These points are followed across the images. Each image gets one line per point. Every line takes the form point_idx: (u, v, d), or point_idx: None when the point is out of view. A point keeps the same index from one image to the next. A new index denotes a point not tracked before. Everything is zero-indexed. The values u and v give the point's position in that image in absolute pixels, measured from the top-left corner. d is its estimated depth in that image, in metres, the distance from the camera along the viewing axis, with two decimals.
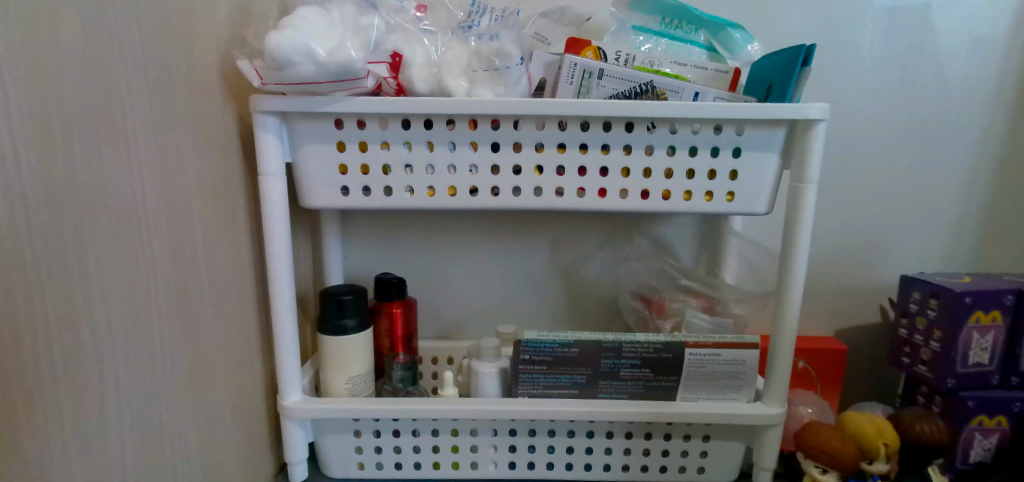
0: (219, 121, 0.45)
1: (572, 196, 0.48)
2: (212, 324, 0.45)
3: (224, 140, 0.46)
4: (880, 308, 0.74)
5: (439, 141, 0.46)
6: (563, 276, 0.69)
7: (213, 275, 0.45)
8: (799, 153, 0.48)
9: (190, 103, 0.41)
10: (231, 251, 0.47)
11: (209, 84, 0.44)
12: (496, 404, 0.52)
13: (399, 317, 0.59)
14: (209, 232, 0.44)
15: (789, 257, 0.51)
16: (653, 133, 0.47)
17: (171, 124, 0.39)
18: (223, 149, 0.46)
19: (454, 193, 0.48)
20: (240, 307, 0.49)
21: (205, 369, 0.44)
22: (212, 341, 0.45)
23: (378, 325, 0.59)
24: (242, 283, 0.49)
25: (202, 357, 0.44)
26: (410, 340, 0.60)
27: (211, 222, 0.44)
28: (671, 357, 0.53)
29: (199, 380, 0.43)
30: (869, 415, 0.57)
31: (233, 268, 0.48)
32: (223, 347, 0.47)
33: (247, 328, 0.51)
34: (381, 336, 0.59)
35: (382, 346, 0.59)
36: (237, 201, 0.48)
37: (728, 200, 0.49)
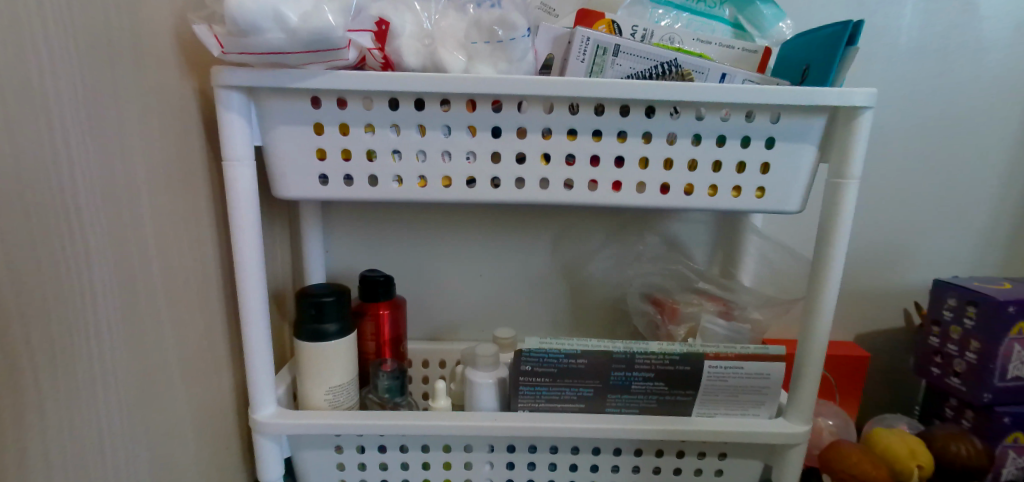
0: (173, 98, 0.39)
1: (582, 190, 0.43)
2: (168, 332, 0.39)
3: (179, 119, 0.40)
4: (904, 312, 0.69)
5: (432, 124, 0.40)
6: (567, 275, 0.63)
7: (168, 276, 0.39)
8: (840, 146, 0.43)
9: (135, 77, 0.35)
10: (189, 248, 0.42)
11: (160, 54, 0.38)
12: (492, 421, 0.47)
13: (387, 321, 0.53)
14: (162, 227, 0.38)
15: (823, 262, 0.45)
16: (677, 119, 0.41)
17: (108, 101, 0.33)
18: (177, 129, 0.40)
19: (449, 185, 0.42)
20: (202, 311, 0.44)
21: (161, 383, 0.39)
22: (170, 351, 0.40)
23: (364, 330, 0.53)
24: (204, 284, 0.44)
25: (157, 369, 0.38)
26: (399, 348, 0.55)
27: (165, 216, 0.39)
28: (688, 370, 0.48)
29: (152, 396, 0.38)
30: (900, 432, 0.52)
31: (192, 267, 0.42)
32: (182, 357, 0.41)
33: (212, 334, 0.45)
34: (367, 341, 0.53)
35: (369, 353, 0.53)
36: (197, 190, 0.42)
37: (758, 197, 0.44)
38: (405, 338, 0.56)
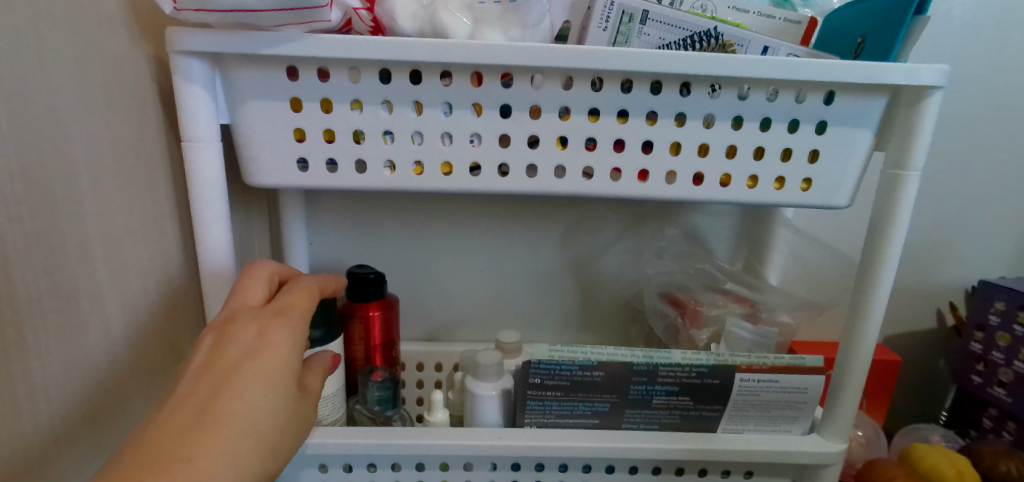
0: (111, 66, 0.33)
1: (604, 180, 0.37)
2: (111, 340, 0.34)
3: (119, 90, 0.34)
4: (937, 313, 0.64)
5: (430, 100, 0.34)
6: (577, 270, 0.58)
7: (111, 275, 0.34)
8: (901, 132, 0.37)
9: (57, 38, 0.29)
10: (136, 242, 0.36)
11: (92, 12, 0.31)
12: (495, 438, 0.42)
13: (375, 324, 0.47)
14: (104, 218, 0.33)
15: (873, 264, 0.40)
16: (716, 98, 0.36)
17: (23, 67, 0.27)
18: (117, 103, 0.33)
19: (449, 172, 0.36)
20: (152, 314, 0.38)
21: (101, 396, 0.34)
22: (114, 360, 0.35)
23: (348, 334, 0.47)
24: (153, 283, 0.38)
25: (96, 381, 0.33)
26: (390, 354, 0.49)
27: (107, 205, 0.33)
28: (717, 384, 0.42)
29: (90, 413, 0.33)
30: (944, 451, 0.48)
31: (140, 263, 0.36)
32: (128, 366, 0.36)
33: (162, 340, 0.40)
34: (353, 346, 0.48)
35: (355, 360, 0.48)
36: (143, 176, 0.36)
37: (803, 190, 0.38)
38: (397, 343, 0.50)
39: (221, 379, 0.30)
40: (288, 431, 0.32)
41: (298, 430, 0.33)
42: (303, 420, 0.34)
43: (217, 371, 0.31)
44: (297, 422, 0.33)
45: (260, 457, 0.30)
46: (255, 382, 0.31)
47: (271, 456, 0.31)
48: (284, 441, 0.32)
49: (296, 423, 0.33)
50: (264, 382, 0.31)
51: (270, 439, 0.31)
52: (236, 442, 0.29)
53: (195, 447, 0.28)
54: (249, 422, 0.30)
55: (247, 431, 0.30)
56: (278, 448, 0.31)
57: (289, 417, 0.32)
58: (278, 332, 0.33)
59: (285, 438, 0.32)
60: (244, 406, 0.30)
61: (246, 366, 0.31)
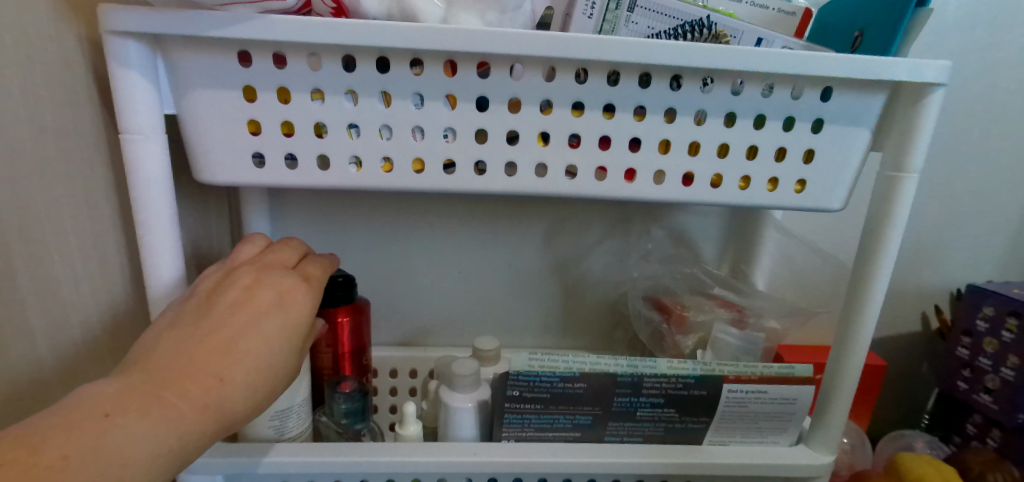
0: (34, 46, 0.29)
1: (588, 179, 0.34)
2: (35, 349, 0.31)
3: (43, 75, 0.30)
4: (922, 316, 0.63)
5: (399, 91, 0.31)
6: (558, 271, 0.55)
7: (35, 279, 0.31)
8: (899, 133, 0.35)
9: None
10: (66, 243, 0.33)
11: None
12: (471, 454, 0.39)
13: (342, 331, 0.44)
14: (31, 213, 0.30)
15: (867, 269, 0.38)
16: (709, 93, 0.33)
17: None
18: (41, 88, 0.30)
19: (421, 169, 0.33)
20: (87, 322, 0.35)
21: (23, 413, 0.31)
22: (40, 372, 0.31)
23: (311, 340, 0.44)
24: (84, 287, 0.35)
25: (16, 398, 0.30)
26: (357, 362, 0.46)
27: (28, 202, 0.30)
28: (705, 395, 0.40)
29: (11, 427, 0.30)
30: (933, 461, 0.47)
31: (71, 266, 0.33)
32: (58, 378, 0.33)
33: (101, 348, 0.36)
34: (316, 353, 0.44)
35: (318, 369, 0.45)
36: (74, 170, 0.33)
37: (797, 192, 0.36)
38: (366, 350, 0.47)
39: (246, 315, 0.31)
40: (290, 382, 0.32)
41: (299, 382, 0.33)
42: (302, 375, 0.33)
43: (248, 312, 0.31)
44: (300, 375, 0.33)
45: (267, 398, 0.31)
46: (273, 324, 0.31)
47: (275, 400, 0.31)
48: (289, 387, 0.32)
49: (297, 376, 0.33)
50: (281, 329, 0.32)
51: (278, 385, 0.31)
52: (254, 375, 0.29)
53: (217, 373, 0.28)
54: (265, 361, 0.30)
55: (263, 369, 0.30)
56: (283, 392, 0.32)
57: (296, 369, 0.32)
58: (302, 288, 0.34)
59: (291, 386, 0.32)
60: (263, 345, 0.30)
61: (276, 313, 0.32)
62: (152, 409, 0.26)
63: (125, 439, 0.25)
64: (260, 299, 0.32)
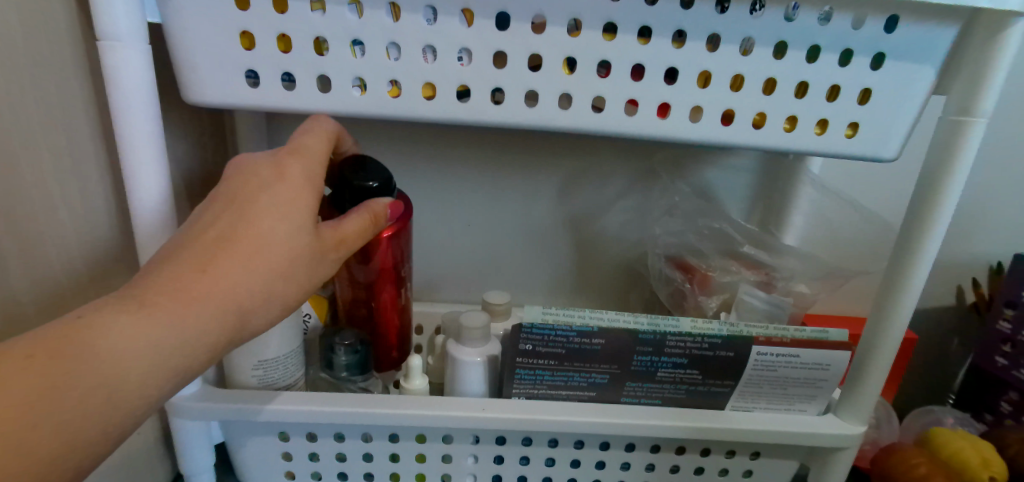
0: None
1: (616, 114, 0.31)
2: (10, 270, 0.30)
3: None
4: (957, 289, 0.60)
5: (410, 2, 0.28)
6: (574, 226, 0.52)
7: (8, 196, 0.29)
8: (969, 72, 0.31)
9: None
10: (37, 165, 0.31)
11: None
12: (480, 409, 0.37)
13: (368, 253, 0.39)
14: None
15: (919, 227, 0.34)
16: (759, 18, 0.29)
17: None
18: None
19: (431, 96, 0.30)
20: (69, 249, 0.33)
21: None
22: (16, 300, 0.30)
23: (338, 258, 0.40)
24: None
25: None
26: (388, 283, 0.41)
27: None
28: (731, 357, 0.38)
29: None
30: (969, 438, 0.45)
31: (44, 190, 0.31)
32: (38, 307, 0.31)
33: (86, 280, 0.35)
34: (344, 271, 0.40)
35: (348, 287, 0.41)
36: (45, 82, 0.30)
37: (848, 137, 0.32)
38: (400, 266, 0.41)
39: (235, 210, 0.28)
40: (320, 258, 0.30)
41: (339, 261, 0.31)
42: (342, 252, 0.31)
43: (237, 204, 0.28)
44: (333, 248, 0.30)
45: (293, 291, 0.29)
46: (281, 211, 0.28)
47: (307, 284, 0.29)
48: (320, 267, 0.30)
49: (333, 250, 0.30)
50: (283, 206, 0.28)
51: (299, 269, 0.29)
52: (251, 264, 0.27)
53: (223, 260, 0.27)
54: (266, 246, 0.27)
55: (264, 255, 0.27)
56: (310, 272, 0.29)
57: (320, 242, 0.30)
58: (296, 166, 0.30)
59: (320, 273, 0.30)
60: (269, 228, 0.28)
61: (269, 197, 0.28)
62: (151, 306, 0.25)
63: (126, 334, 0.24)
64: (263, 168, 0.29)
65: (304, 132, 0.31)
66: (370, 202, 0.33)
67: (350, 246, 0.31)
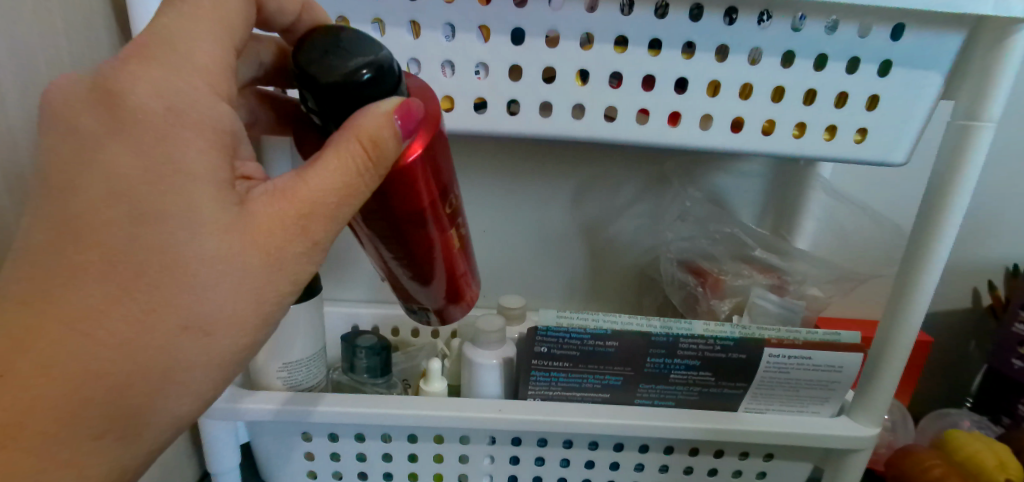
0: None
1: (628, 123, 0.32)
2: None
3: None
4: (973, 292, 0.60)
5: (429, 20, 0.29)
6: (588, 231, 0.53)
7: None
8: (976, 78, 0.32)
9: None
10: None
11: None
12: (496, 411, 0.38)
13: (412, 195, 0.29)
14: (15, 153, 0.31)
15: (929, 230, 0.35)
16: (766, 29, 0.30)
17: None
18: None
19: (449, 108, 0.32)
20: None
21: None
22: None
23: (372, 212, 0.29)
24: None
25: None
26: (440, 220, 0.31)
27: None
28: (742, 359, 0.38)
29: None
30: (986, 440, 0.45)
31: None
32: None
33: None
34: (386, 228, 0.30)
35: (395, 245, 0.31)
36: None
37: (856, 142, 0.33)
38: (444, 192, 0.31)
39: (131, 212, 0.23)
40: (276, 232, 0.25)
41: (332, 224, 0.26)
42: (311, 222, 0.25)
43: (127, 197, 0.23)
44: (296, 214, 0.25)
45: (250, 285, 0.25)
46: (191, 207, 0.23)
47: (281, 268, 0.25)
48: (288, 245, 0.25)
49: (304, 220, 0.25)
50: (181, 176, 0.23)
51: (244, 240, 0.24)
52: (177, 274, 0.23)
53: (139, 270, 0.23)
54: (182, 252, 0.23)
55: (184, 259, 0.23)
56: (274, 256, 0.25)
57: (278, 217, 0.25)
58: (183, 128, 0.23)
59: (285, 254, 0.25)
60: (184, 232, 0.23)
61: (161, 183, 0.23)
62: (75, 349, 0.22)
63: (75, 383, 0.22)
64: (136, 120, 0.23)
65: (197, 37, 0.24)
66: (359, 120, 0.24)
67: (324, 208, 0.25)
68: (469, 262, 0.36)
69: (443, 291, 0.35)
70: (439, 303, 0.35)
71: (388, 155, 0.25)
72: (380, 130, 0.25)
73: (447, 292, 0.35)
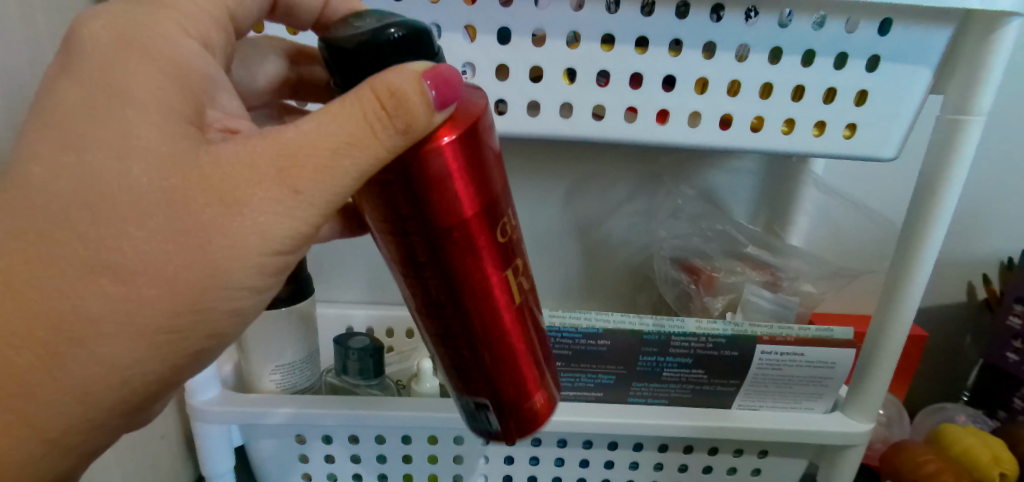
0: None
1: (617, 121, 0.32)
2: None
3: None
4: (969, 286, 0.60)
5: (415, 20, 0.29)
6: (582, 230, 0.53)
7: None
8: (964, 73, 0.32)
9: None
10: None
11: None
12: None
13: (483, 253, 0.26)
14: (4, 162, 0.30)
15: (921, 226, 0.35)
16: (753, 26, 0.30)
17: None
18: None
19: None
20: None
21: None
22: None
23: (439, 289, 0.26)
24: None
25: None
26: (513, 286, 0.28)
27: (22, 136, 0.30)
28: (735, 356, 0.39)
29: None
30: (979, 434, 0.45)
31: None
32: None
33: None
34: (455, 308, 0.27)
35: (463, 329, 0.27)
36: None
37: (846, 138, 0.33)
38: (516, 246, 0.28)
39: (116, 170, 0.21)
40: (247, 172, 0.22)
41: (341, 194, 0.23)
42: (293, 171, 0.22)
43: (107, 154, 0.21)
44: (274, 158, 0.22)
45: (244, 238, 0.22)
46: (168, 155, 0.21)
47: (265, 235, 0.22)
48: (277, 204, 0.22)
49: (292, 175, 0.22)
50: (167, 112, 0.22)
51: (223, 187, 0.21)
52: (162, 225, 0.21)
53: (167, 253, 0.21)
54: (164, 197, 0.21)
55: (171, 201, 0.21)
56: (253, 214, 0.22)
57: (259, 157, 0.22)
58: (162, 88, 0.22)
59: (282, 224, 0.22)
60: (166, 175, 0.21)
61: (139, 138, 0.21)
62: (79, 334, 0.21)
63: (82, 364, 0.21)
64: (102, 90, 0.22)
65: (176, 19, 0.24)
66: (382, 75, 0.22)
67: (308, 163, 0.22)
68: (547, 344, 0.31)
69: (513, 378, 0.29)
70: (504, 394, 0.29)
71: (417, 120, 0.22)
72: (404, 89, 0.21)
73: (515, 375, 0.29)
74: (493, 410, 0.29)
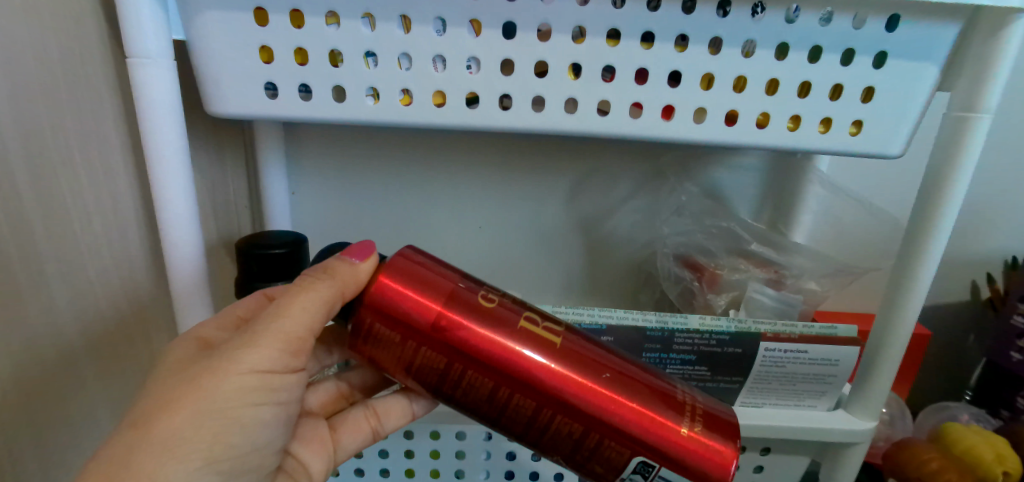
0: None
1: (621, 117, 0.32)
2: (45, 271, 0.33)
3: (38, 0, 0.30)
4: (973, 285, 0.60)
5: (420, 14, 0.29)
6: (584, 227, 0.53)
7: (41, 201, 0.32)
8: (972, 69, 0.32)
9: None
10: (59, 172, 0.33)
11: None
12: None
13: (502, 352, 0.31)
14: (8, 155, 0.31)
15: (926, 224, 0.35)
16: (760, 21, 0.30)
17: None
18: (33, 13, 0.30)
19: (442, 104, 0.31)
20: (96, 248, 0.36)
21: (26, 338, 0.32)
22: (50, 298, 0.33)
23: (513, 398, 0.31)
24: (86, 228, 0.35)
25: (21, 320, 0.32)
26: (547, 344, 0.31)
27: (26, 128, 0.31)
28: (738, 353, 0.38)
29: (28, 366, 0.32)
30: (983, 433, 0.45)
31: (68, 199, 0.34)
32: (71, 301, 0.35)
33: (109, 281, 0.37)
34: (535, 402, 0.31)
35: (558, 414, 0.31)
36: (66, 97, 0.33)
37: (852, 135, 0.33)
38: (515, 310, 0.32)
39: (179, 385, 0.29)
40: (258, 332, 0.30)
41: (310, 337, 0.31)
42: (287, 324, 0.30)
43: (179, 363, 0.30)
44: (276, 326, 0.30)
45: (263, 367, 0.30)
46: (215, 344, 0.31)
47: (263, 377, 0.30)
48: (262, 352, 0.30)
49: (269, 329, 0.30)
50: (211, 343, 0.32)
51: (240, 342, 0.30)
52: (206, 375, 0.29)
53: (205, 381, 0.29)
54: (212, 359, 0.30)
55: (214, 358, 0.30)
56: (244, 362, 0.30)
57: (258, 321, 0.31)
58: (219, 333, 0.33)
59: (278, 344, 0.30)
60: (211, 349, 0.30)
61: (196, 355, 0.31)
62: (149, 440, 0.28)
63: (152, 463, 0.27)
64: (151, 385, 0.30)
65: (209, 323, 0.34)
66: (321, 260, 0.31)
67: (300, 327, 0.30)
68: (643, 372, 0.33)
69: (628, 424, 0.31)
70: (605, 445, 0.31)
71: (348, 275, 0.30)
72: (333, 262, 0.31)
73: (620, 419, 0.31)
74: (649, 461, 0.31)
